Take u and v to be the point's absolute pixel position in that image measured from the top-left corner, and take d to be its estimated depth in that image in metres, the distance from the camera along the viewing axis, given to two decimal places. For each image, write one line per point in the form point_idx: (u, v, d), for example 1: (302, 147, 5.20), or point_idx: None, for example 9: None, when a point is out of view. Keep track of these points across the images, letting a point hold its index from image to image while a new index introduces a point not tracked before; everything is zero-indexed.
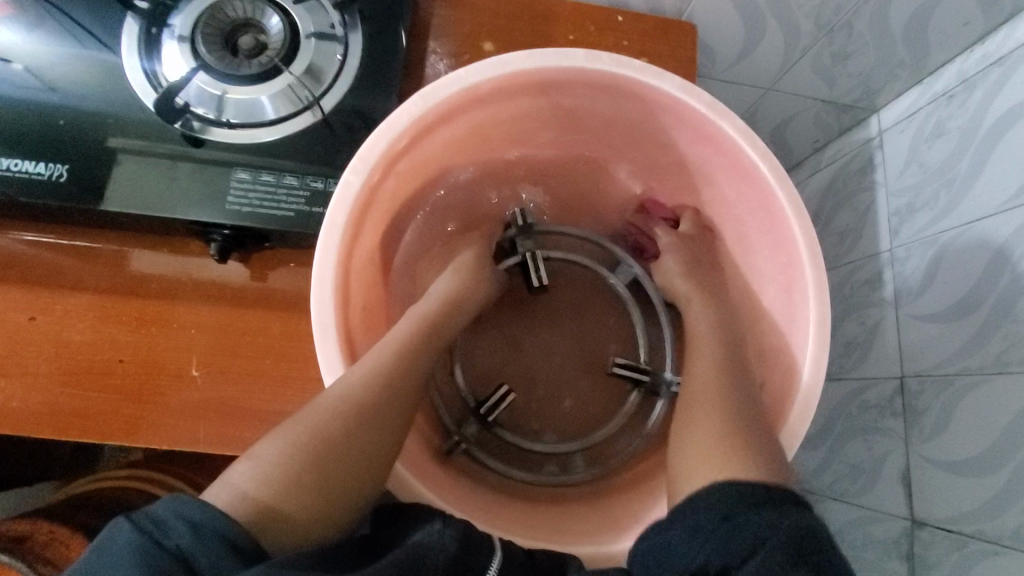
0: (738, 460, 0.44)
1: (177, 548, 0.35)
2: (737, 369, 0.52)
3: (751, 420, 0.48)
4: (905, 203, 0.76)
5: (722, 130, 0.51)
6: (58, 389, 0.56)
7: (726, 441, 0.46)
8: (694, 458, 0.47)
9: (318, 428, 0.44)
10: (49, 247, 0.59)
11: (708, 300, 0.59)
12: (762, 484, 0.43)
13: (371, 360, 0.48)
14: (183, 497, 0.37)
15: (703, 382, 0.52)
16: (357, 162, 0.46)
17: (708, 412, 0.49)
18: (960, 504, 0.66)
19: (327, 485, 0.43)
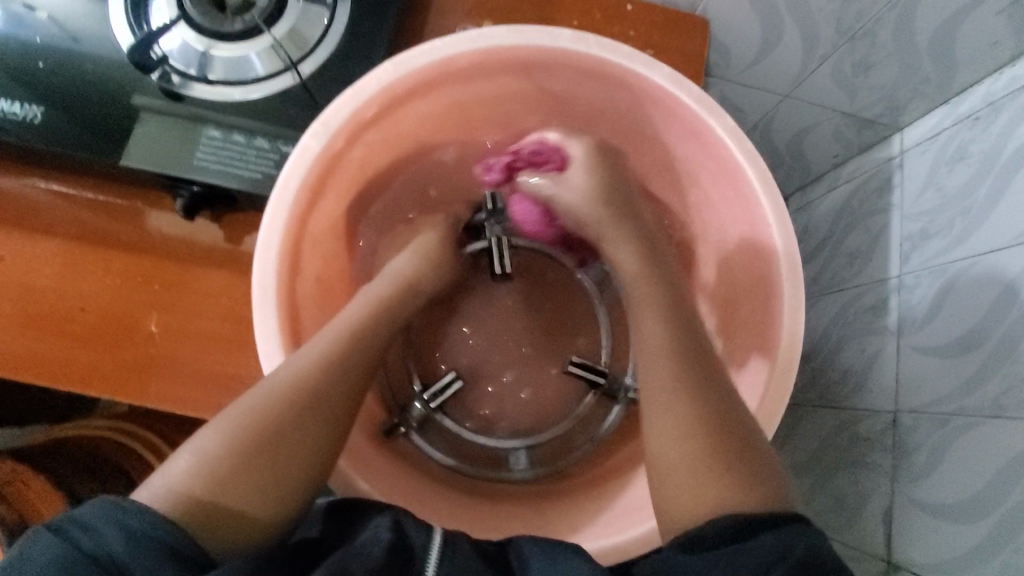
0: (727, 488, 0.39)
1: (109, 558, 0.33)
2: (699, 365, 0.46)
3: (732, 437, 0.42)
4: (919, 228, 0.72)
5: (710, 127, 0.50)
6: (18, 330, 0.58)
7: (708, 462, 0.41)
8: (673, 490, 0.42)
9: (266, 419, 0.41)
10: (33, 188, 0.60)
11: (659, 286, 0.51)
12: (763, 513, 0.38)
13: (321, 345, 0.46)
14: (118, 502, 0.35)
15: (660, 392, 0.45)
16: (318, 126, 0.46)
17: (671, 434, 0.43)
18: (938, 551, 0.62)
19: (276, 478, 0.40)
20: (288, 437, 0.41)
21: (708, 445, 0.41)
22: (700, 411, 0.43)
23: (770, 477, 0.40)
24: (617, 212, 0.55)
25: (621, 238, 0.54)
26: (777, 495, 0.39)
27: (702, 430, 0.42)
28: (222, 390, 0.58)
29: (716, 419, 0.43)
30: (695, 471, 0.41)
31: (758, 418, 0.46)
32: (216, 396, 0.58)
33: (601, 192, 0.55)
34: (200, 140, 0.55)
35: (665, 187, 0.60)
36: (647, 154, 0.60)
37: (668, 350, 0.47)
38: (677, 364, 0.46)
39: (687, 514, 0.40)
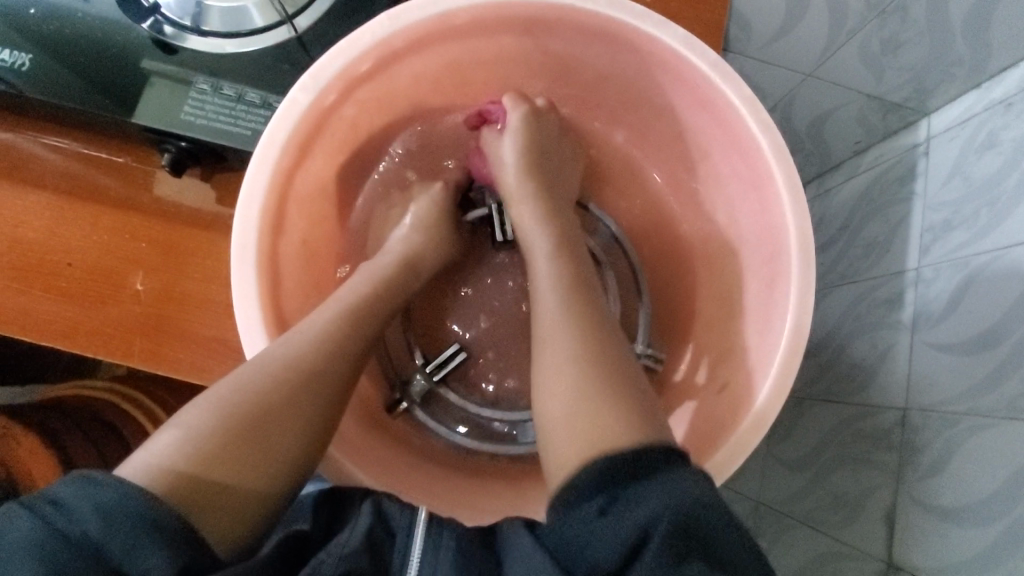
0: (610, 425, 0.38)
1: (85, 537, 0.31)
2: (588, 313, 0.45)
3: (617, 381, 0.41)
4: (942, 219, 0.68)
5: (725, 96, 0.46)
6: (5, 283, 0.57)
7: (590, 402, 0.40)
8: (554, 436, 0.40)
9: (258, 394, 0.40)
10: (26, 140, 0.59)
11: (556, 241, 0.51)
12: (639, 449, 0.37)
13: (317, 323, 0.45)
14: (95, 478, 0.33)
15: (546, 345, 0.44)
16: (308, 78, 0.44)
17: (553, 383, 0.42)
18: (942, 555, 0.59)
19: (266, 455, 0.38)
20: (279, 416, 0.40)
21: (590, 388, 0.40)
22: (584, 356, 0.42)
23: (654, 417, 0.40)
24: (535, 177, 0.55)
25: (528, 196, 0.54)
26: (658, 432, 0.39)
27: (583, 375, 0.41)
28: (207, 353, 0.56)
29: (602, 364, 0.42)
30: (576, 414, 0.39)
31: (761, 406, 0.43)
32: (200, 359, 0.56)
33: (526, 153, 0.55)
34: (189, 93, 0.53)
35: (673, 161, 0.58)
36: (657, 125, 0.56)
37: (559, 301, 0.46)
38: (566, 315, 0.45)
39: (568, 459, 0.38)
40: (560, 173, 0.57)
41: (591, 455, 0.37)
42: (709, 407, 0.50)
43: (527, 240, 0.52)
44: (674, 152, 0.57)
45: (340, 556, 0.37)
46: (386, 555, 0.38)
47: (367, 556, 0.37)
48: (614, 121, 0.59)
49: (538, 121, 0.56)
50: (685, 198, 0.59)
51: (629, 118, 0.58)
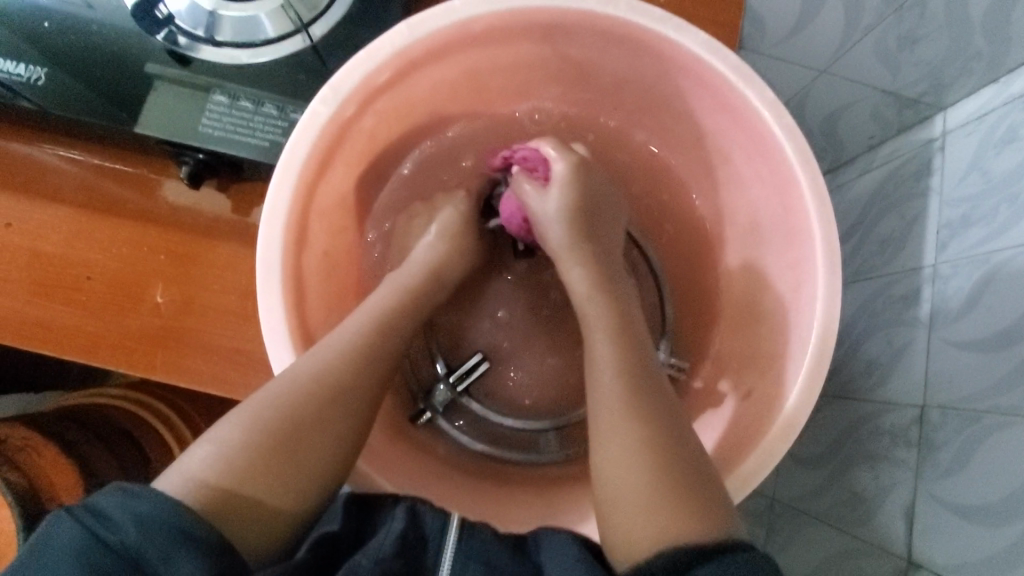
0: (681, 523, 0.37)
1: (120, 544, 0.32)
2: (647, 388, 0.44)
3: (685, 468, 0.40)
4: (960, 215, 0.67)
5: (746, 100, 0.46)
6: (25, 297, 0.57)
7: (659, 493, 0.39)
8: (620, 524, 0.39)
9: (290, 410, 0.40)
10: (42, 153, 0.59)
11: (611, 307, 0.49)
12: (705, 547, 0.36)
13: (345, 336, 0.45)
14: (132, 490, 0.34)
15: (608, 424, 0.42)
16: (329, 92, 0.44)
17: (617, 468, 0.41)
18: (963, 552, 0.59)
19: (298, 470, 0.39)
20: (311, 432, 0.40)
21: (657, 476, 0.39)
22: (651, 441, 0.41)
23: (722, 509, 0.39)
24: (581, 229, 0.53)
25: (578, 257, 0.52)
26: (728, 525, 0.38)
27: (650, 460, 0.40)
28: (229, 363, 0.56)
29: (669, 451, 0.41)
30: (644, 506, 0.39)
31: (791, 412, 0.43)
32: (222, 369, 0.56)
33: (573, 203, 0.53)
34: (206, 105, 0.53)
35: (691, 164, 0.58)
36: (674, 128, 0.56)
37: (616, 374, 0.44)
38: (628, 393, 0.43)
39: (633, 547, 0.38)
40: (608, 221, 0.55)
41: (657, 546, 0.37)
42: (734, 413, 0.50)
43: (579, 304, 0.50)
44: (693, 155, 0.57)
45: (375, 559, 0.38)
46: (420, 558, 0.39)
47: (401, 560, 0.38)
48: (631, 125, 0.59)
49: (583, 170, 0.54)
50: (704, 201, 0.59)
51: (647, 121, 0.58)
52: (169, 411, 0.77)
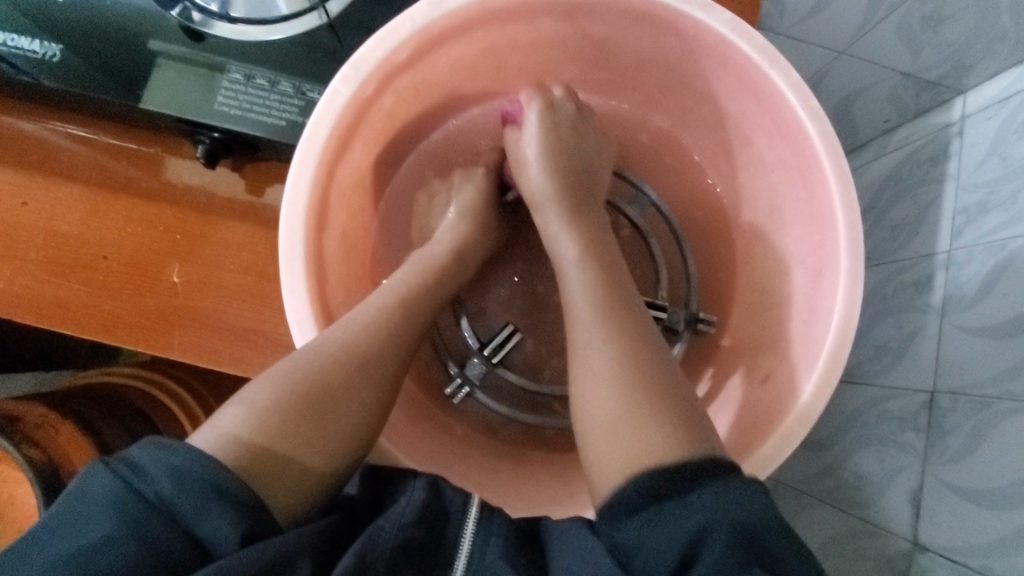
0: (650, 439, 0.38)
1: (156, 496, 0.32)
2: (622, 316, 0.44)
3: (658, 390, 0.40)
4: (976, 200, 0.67)
5: (772, 81, 0.45)
6: (41, 276, 0.57)
7: (628, 413, 0.39)
8: (597, 452, 0.40)
9: (317, 377, 0.40)
10: (58, 132, 0.59)
11: (583, 243, 0.49)
12: (673, 466, 0.37)
13: (370, 310, 0.45)
14: (167, 444, 0.34)
15: (579, 357, 0.43)
16: (349, 69, 0.43)
17: (586, 394, 0.41)
18: (970, 535, 0.60)
19: (324, 436, 0.39)
20: (337, 400, 0.40)
21: (626, 398, 0.40)
22: (620, 364, 0.41)
23: (692, 428, 0.39)
24: (556, 175, 0.54)
25: (549, 198, 0.53)
26: (700, 443, 0.38)
27: (620, 382, 0.41)
28: (245, 344, 0.57)
29: (639, 372, 0.41)
30: (614, 427, 0.39)
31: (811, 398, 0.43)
32: (239, 349, 0.56)
33: (553, 154, 0.54)
34: (221, 82, 0.52)
35: (713, 145, 0.57)
36: (695, 109, 0.56)
37: (588, 307, 0.44)
38: (598, 322, 0.43)
39: (609, 473, 0.38)
40: (589, 170, 0.56)
41: (633, 471, 0.37)
42: (753, 398, 0.50)
43: (553, 241, 0.51)
44: (714, 137, 0.57)
45: (397, 525, 0.38)
46: (442, 528, 0.39)
47: (423, 528, 0.38)
48: (651, 104, 0.59)
49: (557, 122, 0.55)
50: (724, 184, 0.59)
51: (668, 102, 0.57)
52: (181, 390, 0.77)
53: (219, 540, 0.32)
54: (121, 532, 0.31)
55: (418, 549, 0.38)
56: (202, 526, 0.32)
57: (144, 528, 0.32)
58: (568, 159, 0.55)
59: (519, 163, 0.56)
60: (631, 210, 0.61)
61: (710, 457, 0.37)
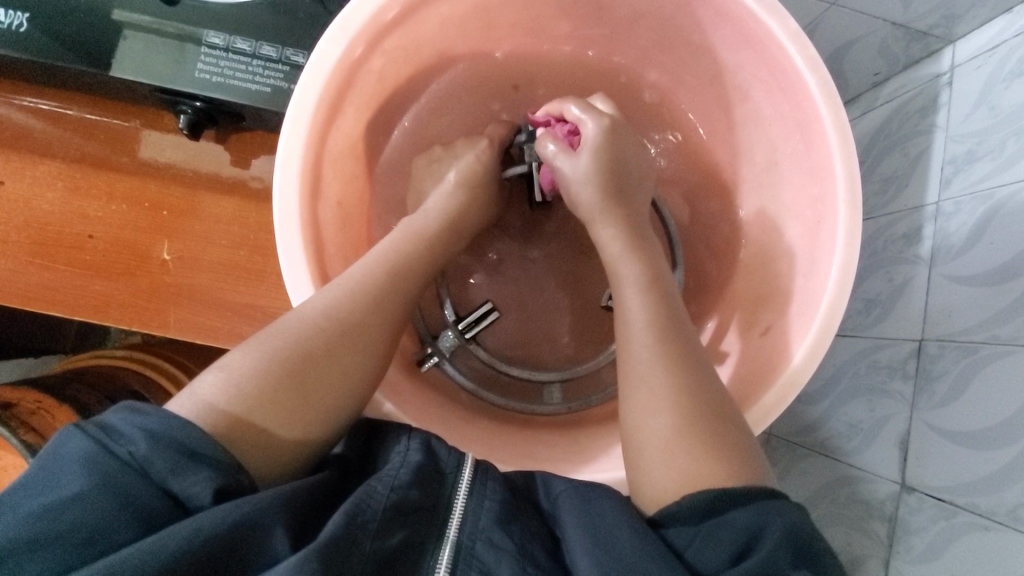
0: (709, 463, 0.37)
1: (128, 455, 0.32)
2: (674, 336, 0.44)
3: (712, 412, 0.40)
4: (965, 150, 0.67)
5: (770, 31, 0.45)
6: (25, 258, 0.55)
7: (690, 434, 0.39)
8: (648, 469, 0.39)
9: (297, 342, 0.40)
10: (31, 109, 0.56)
11: (646, 270, 0.48)
12: (721, 488, 0.36)
13: (355, 277, 0.45)
14: (139, 407, 0.34)
15: (635, 375, 0.43)
16: (336, 30, 0.42)
17: (643, 414, 0.41)
18: (955, 475, 0.62)
19: (305, 402, 0.39)
20: (318, 366, 0.40)
21: (685, 418, 0.40)
22: (677, 388, 0.41)
23: (739, 451, 0.39)
24: (607, 188, 0.52)
25: (611, 219, 0.52)
26: (754, 474, 0.38)
27: (674, 400, 0.41)
28: (240, 319, 0.56)
29: (691, 391, 0.41)
30: (673, 447, 0.39)
31: (803, 356, 0.44)
32: (235, 325, 0.55)
33: (603, 168, 0.52)
34: (199, 49, 0.50)
35: (711, 101, 0.57)
36: (691, 65, 0.56)
37: (649, 331, 0.44)
38: (658, 346, 0.43)
39: (662, 491, 0.38)
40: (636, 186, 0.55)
41: (691, 488, 0.37)
42: (752, 350, 0.51)
43: (612, 265, 0.50)
44: (711, 92, 0.56)
45: (389, 487, 0.38)
46: (437, 488, 0.39)
47: (417, 488, 0.38)
48: (646, 61, 0.59)
49: (613, 134, 0.53)
50: (721, 141, 0.59)
51: (662, 58, 0.57)
52: (175, 368, 0.76)
53: (193, 495, 0.32)
54: (94, 489, 0.31)
55: (413, 508, 0.38)
56: (177, 483, 0.32)
57: (118, 485, 0.31)
58: (619, 163, 0.53)
59: (563, 178, 0.54)
60: None
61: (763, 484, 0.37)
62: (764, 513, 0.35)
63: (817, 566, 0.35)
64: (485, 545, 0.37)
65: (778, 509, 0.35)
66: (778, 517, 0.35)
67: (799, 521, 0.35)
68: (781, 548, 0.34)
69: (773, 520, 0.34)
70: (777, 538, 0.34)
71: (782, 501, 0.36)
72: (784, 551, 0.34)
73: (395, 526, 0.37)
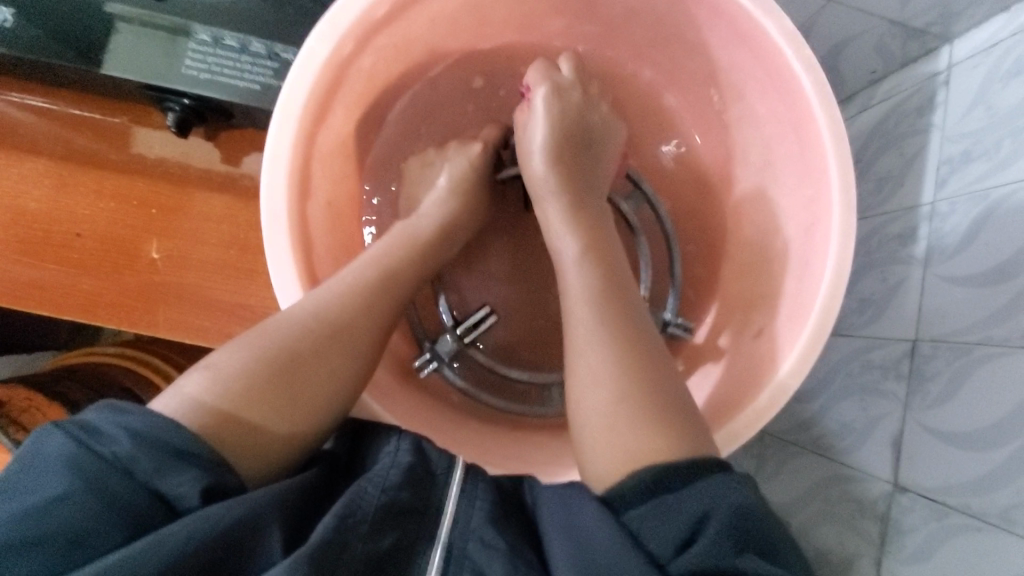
0: (651, 437, 0.37)
1: (112, 456, 0.31)
2: (619, 309, 0.44)
3: (656, 389, 0.40)
4: (961, 150, 0.67)
5: (765, 31, 0.44)
6: (12, 257, 0.55)
7: (629, 407, 0.39)
8: (593, 448, 0.39)
9: (285, 342, 0.39)
10: (18, 105, 0.56)
11: (587, 243, 0.48)
12: (664, 465, 0.36)
13: (346, 279, 0.44)
14: (123, 408, 0.33)
15: (576, 352, 0.42)
16: (325, 27, 0.42)
17: (584, 391, 0.41)
18: (946, 475, 0.63)
19: (292, 402, 0.38)
20: (306, 366, 0.40)
21: (626, 392, 0.39)
22: (617, 360, 0.41)
23: (681, 425, 0.39)
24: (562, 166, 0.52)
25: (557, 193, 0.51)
26: (697, 444, 0.38)
27: (614, 375, 0.40)
28: (230, 318, 0.55)
29: (631, 363, 0.41)
30: (615, 424, 0.39)
31: (794, 359, 0.44)
32: (225, 325, 0.55)
33: (556, 144, 0.52)
34: (187, 45, 0.49)
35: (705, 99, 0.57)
36: (685, 64, 0.55)
37: (587, 305, 0.44)
38: (598, 322, 0.43)
39: (607, 472, 0.38)
40: (595, 165, 0.54)
41: (634, 466, 0.37)
42: (745, 351, 0.51)
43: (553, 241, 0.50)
44: (705, 91, 0.56)
45: (380, 487, 0.37)
46: (428, 489, 0.38)
47: (408, 490, 0.38)
48: (640, 59, 0.58)
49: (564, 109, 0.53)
50: (714, 140, 0.58)
51: (657, 56, 0.57)
52: (166, 366, 0.75)
53: (181, 496, 0.32)
54: (75, 489, 0.31)
55: (403, 509, 0.37)
56: (165, 483, 0.32)
57: (103, 487, 0.31)
58: (576, 143, 0.53)
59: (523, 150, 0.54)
60: (626, 206, 0.60)
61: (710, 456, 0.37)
62: (713, 497, 0.34)
63: (769, 556, 0.34)
64: (478, 545, 0.36)
65: (726, 492, 0.35)
66: (726, 502, 0.34)
67: (747, 506, 0.34)
68: (730, 534, 0.33)
69: (723, 505, 0.34)
70: (724, 523, 0.33)
71: (730, 483, 0.35)
72: (732, 538, 0.33)
73: (387, 528, 0.36)
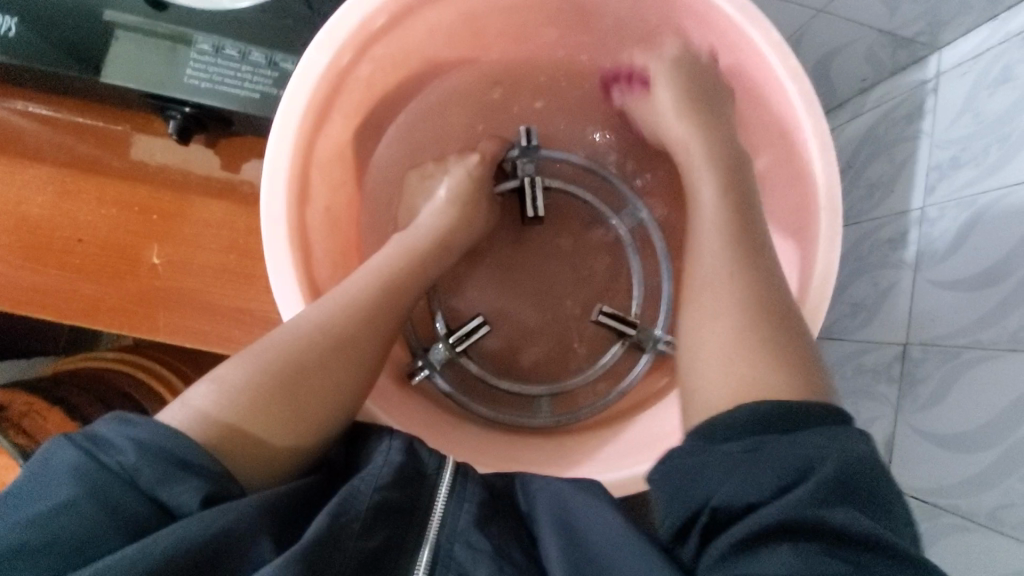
0: (770, 376, 0.38)
1: (118, 465, 0.32)
2: (750, 254, 0.44)
3: (778, 328, 0.41)
4: (949, 156, 0.68)
5: (751, 39, 0.46)
6: (14, 262, 0.55)
7: (751, 345, 0.40)
8: (704, 376, 0.41)
9: (290, 354, 0.40)
10: (20, 112, 0.56)
11: (721, 188, 0.48)
12: (790, 403, 0.36)
13: (350, 290, 0.45)
14: (130, 418, 0.34)
15: (704, 284, 0.44)
16: (324, 38, 0.43)
17: (709, 320, 0.42)
18: (937, 477, 0.63)
19: (297, 414, 0.39)
20: (311, 377, 0.40)
21: (749, 330, 0.40)
22: (743, 298, 0.42)
23: (802, 366, 0.39)
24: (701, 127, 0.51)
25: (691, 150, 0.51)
26: (817, 392, 0.38)
27: (741, 312, 0.41)
28: (230, 323, 0.56)
29: (758, 305, 0.41)
30: (732, 355, 0.40)
31: None
32: (224, 329, 0.56)
33: (673, 98, 0.52)
34: (189, 55, 0.50)
35: None
36: None
37: (722, 245, 0.45)
38: (728, 260, 0.44)
39: (714, 398, 0.39)
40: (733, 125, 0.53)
41: (743, 399, 0.38)
42: None
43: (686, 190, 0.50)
44: None
45: (372, 486, 0.38)
46: (417, 489, 0.39)
47: (398, 489, 0.39)
48: None
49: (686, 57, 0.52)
50: None
51: None
52: (164, 370, 0.76)
53: (182, 504, 0.33)
54: (80, 498, 0.31)
55: (393, 508, 0.38)
56: (167, 492, 0.32)
57: (108, 494, 0.32)
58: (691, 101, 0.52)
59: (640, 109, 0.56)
60: (617, 221, 0.62)
61: (830, 404, 0.37)
62: (819, 450, 0.34)
63: (868, 514, 0.33)
64: (463, 548, 0.37)
65: (834, 445, 0.34)
66: (837, 451, 0.34)
67: (855, 464, 0.34)
68: (828, 488, 0.33)
69: (827, 458, 0.33)
70: (830, 475, 0.33)
71: (844, 437, 0.35)
72: (830, 492, 0.33)
73: (378, 527, 0.37)
